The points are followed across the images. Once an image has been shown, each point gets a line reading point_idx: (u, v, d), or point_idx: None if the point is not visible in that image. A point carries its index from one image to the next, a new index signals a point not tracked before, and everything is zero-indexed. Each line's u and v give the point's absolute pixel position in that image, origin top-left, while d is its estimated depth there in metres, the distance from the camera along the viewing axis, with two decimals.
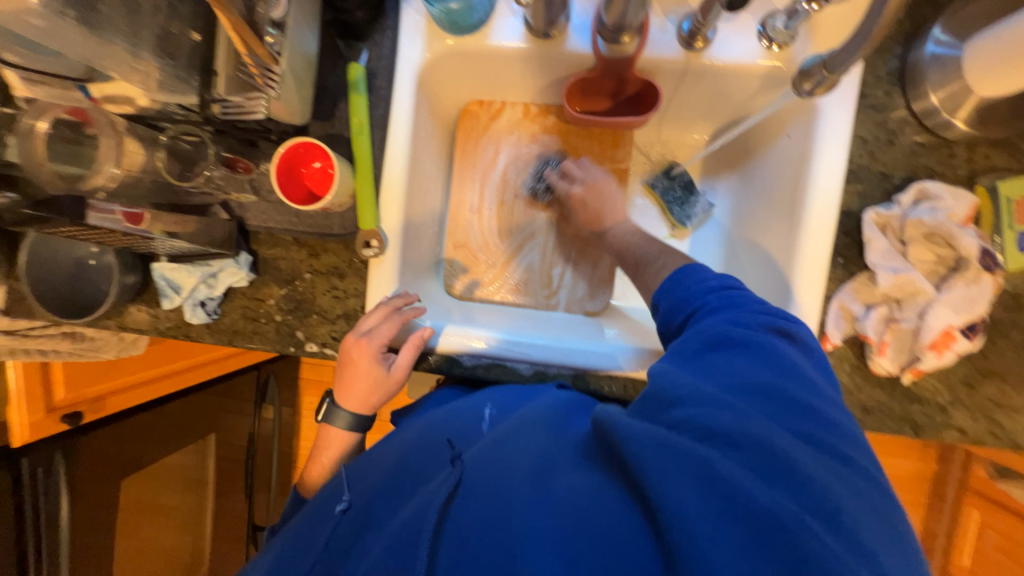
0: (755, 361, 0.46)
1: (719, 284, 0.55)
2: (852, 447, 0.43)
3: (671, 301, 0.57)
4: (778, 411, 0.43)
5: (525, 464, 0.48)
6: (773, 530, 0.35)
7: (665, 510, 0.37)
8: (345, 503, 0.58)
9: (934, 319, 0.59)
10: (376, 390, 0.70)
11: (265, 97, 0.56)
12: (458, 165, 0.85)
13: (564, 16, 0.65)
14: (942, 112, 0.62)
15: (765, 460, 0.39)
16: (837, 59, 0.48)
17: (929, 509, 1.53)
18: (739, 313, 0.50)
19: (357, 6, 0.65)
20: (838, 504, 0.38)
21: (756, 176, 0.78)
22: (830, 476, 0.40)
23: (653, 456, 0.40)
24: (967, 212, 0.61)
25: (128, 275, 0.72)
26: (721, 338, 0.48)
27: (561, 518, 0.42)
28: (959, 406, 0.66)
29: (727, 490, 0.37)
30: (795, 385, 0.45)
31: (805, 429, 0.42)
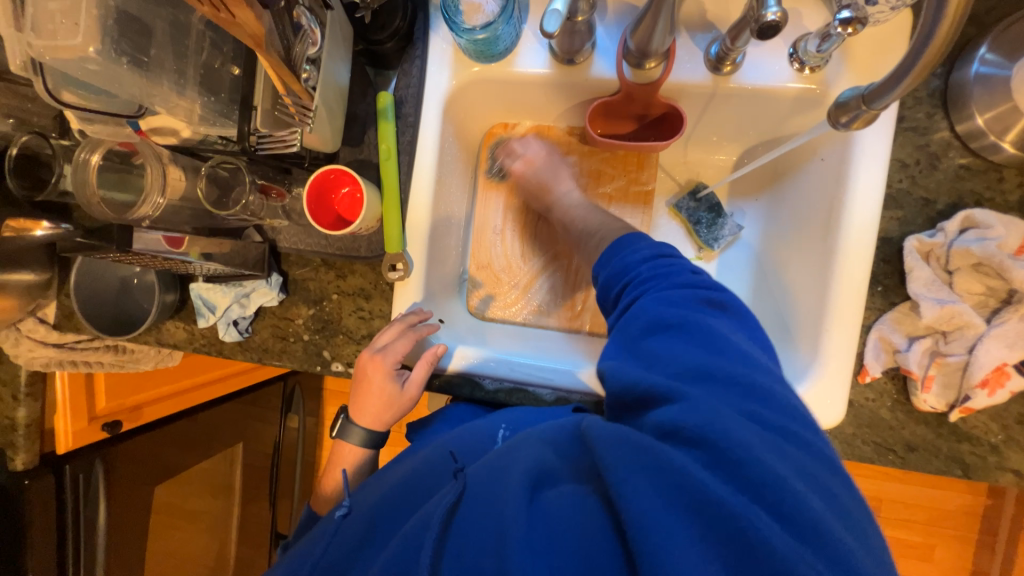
0: (695, 341, 0.47)
1: (652, 254, 0.56)
2: (806, 429, 0.43)
3: (609, 271, 0.59)
4: (734, 399, 0.43)
5: (511, 467, 0.46)
6: (726, 526, 0.35)
7: (628, 511, 0.37)
8: (345, 509, 0.62)
9: (985, 355, 0.56)
10: (391, 407, 0.70)
11: (300, 131, 0.58)
12: (482, 187, 0.85)
13: (589, 43, 0.66)
14: (990, 135, 0.59)
15: (719, 454, 0.39)
16: (876, 94, 0.47)
17: (980, 547, 1.42)
18: (675, 294, 0.51)
19: (387, 37, 0.67)
20: (796, 498, 0.37)
21: (787, 198, 0.76)
22: (789, 464, 0.39)
23: (618, 454, 0.40)
24: (1021, 242, 0.57)
25: (168, 294, 0.75)
26: (657, 321, 0.49)
27: (540, 525, 0.41)
28: (1015, 447, 0.62)
29: (688, 488, 0.37)
30: (741, 364, 0.45)
31: (760, 414, 0.42)
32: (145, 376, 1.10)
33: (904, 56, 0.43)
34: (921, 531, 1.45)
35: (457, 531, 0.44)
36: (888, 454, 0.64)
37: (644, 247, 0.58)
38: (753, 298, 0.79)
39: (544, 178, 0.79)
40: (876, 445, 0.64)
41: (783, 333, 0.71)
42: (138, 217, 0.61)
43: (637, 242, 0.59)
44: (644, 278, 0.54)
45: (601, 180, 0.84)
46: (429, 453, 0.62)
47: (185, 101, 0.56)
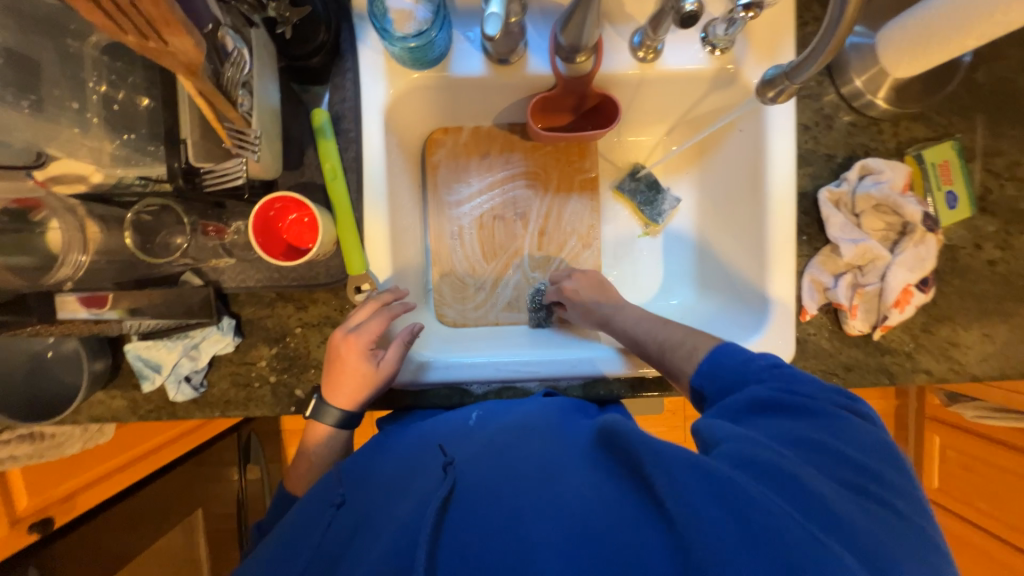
0: (805, 422, 0.49)
1: (768, 361, 0.55)
2: (900, 500, 0.44)
3: (720, 382, 0.57)
4: (821, 462, 0.45)
5: (530, 465, 0.50)
6: (797, 551, 0.37)
7: (677, 515, 0.40)
8: (341, 497, 0.57)
9: (894, 280, 0.66)
10: (367, 387, 0.67)
11: (245, 159, 0.54)
12: (432, 195, 0.84)
13: (522, 42, 0.68)
14: (866, 93, 0.70)
15: (796, 494, 0.41)
16: (798, 69, 0.55)
17: (897, 441, 1.69)
18: (799, 386, 0.52)
19: (312, 52, 0.64)
20: (870, 543, 0.40)
21: (716, 169, 0.83)
22: (868, 519, 0.41)
23: (692, 479, 0.41)
24: (904, 181, 0.68)
25: (97, 361, 0.66)
26: (769, 406, 0.51)
27: (568, 516, 0.44)
28: (923, 351, 0.74)
29: (767, 518, 0.39)
30: (850, 449, 0.47)
31: (844, 477, 0.45)
32: (75, 458, 0.97)
33: (816, 39, 0.50)
34: None
35: (458, 519, 0.46)
36: (833, 377, 0.73)
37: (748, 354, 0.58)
38: (700, 265, 0.86)
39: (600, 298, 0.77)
40: (823, 371, 0.73)
41: (733, 289, 0.79)
42: (59, 279, 0.57)
43: (734, 348, 0.59)
44: (757, 373, 0.55)
45: (548, 175, 0.86)
46: (412, 448, 0.60)
47: None
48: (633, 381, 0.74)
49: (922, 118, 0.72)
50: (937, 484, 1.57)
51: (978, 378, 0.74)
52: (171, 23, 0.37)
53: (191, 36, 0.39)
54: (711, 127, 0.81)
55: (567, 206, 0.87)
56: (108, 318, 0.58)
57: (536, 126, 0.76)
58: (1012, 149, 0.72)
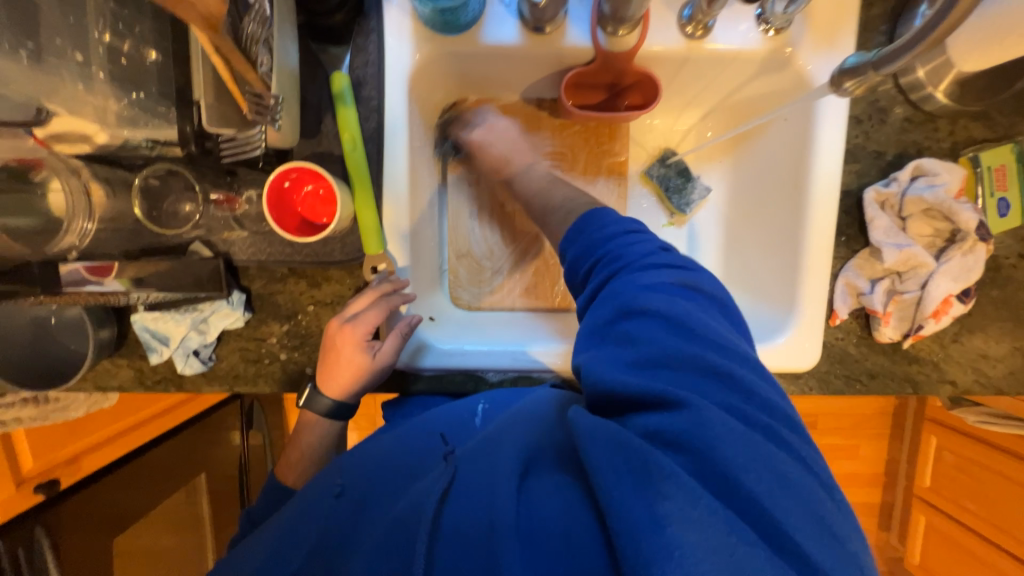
0: (672, 333, 0.45)
1: (620, 229, 0.52)
2: (767, 409, 0.44)
3: (578, 249, 0.54)
4: (710, 395, 0.43)
5: (511, 449, 0.50)
6: (696, 525, 0.37)
7: (612, 516, 0.40)
8: (340, 487, 0.56)
9: (936, 290, 0.63)
10: (360, 377, 0.64)
11: (262, 128, 0.51)
12: (452, 171, 0.80)
13: (562, 11, 0.62)
14: (927, 87, 0.65)
15: (697, 457, 0.40)
16: (888, 58, 0.52)
17: (893, 440, 1.71)
18: (652, 276, 0.48)
19: (335, 9, 0.59)
20: (761, 493, 0.39)
21: (751, 161, 0.79)
22: (767, 466, 0.40)
23: (603, 453, 0.43)
24: (960, 185, 0.64)
25: (102, 330, 0.63)
26: (631, 312, 0.46)
27: (532, 509, 0.45)
28: (951, 362, 0.72)
29: (670, 490, 0.39)
30: (727, 361, 0.44)
31: (733, 408, 0.43)
32: (76, 423, 0.95)
33: (919, 24, 0.46)
34: (847, 436, 1.70)
35: (460, 497, 0.47)
36: (855, 383, 0.72)
37: (613, 227, 0.53)
38: (725, 261, 0.83)
39: (504, 151, 0.73)
40: (847, 377, 0.72)
41: (759, 289, 0.76)
42: (64, 247, 0.53)
43: (606, 217, 0.54)
44: (621, 266, 0.49)
45: (575, 156, 0.82)
46: (422, 432, 0.60)
47: None
48: None
49: (983, 117, 0.67)
50: (927, 484, 1.60)
51: (1003, 392, 0.72)
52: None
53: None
54: (752, 118, 0.76)
55: (591, 190, 0.82)
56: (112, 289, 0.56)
57: (568, 103, 0.71)
58: None
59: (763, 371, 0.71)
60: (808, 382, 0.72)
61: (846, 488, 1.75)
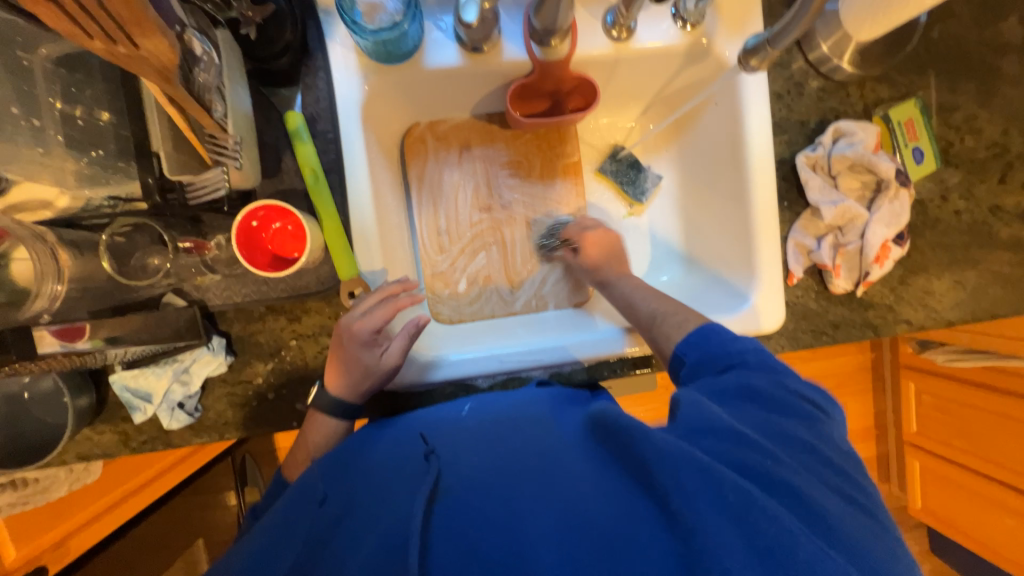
0: (779, 412, 0.52)
1: (751, 343, 0.59)
2: (863, 495, 0.48)
3: (699, 356, 0.60)
4: (803, 456, 0.48)
5: (524, 456, 0.53)
6: (792, 554, 0.40)
7: (697, 537, 0.41)
8: (322, 496, 0.56)
9: (873, 237, 0.69)
10: (368, 377, 0.66)
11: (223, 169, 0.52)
12: (416, 192, 0.83)
13: (496, 30, 0.67)
14: (833, 58, 0.72)
15: (789, 498, 0.44)
16: (780, 37, 0.59)
17: (877, 392, 1.79)
18: (772, 370, 0.56)
19: (280, 52, 0.61)
20: (848, 542, 0.43)
21: (694, 146, 0.84)
22: (852, 521, 0.45)
23: (694, 479, 0.43)
24: (876, 140, 0.71)
25: (80, 397, 0.62)
26: (758, 393, 0.53)
27: (554, 512, 0.46)
28: (902, 302, 0.78)
29: (772, 526, 0.41)
30: (818, 438, 0.50)
31: (835, 483, 0.47)
32: (60, 504, 0.92)
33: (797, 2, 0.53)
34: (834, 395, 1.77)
35: (467, 505, 0.48)
36: (822, 335, 0.77)
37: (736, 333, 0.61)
38: (686, 241, 0.88)
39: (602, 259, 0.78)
40: (813, 331, 0.77)
41: (721, 262, 0.81)
42: (34, 312, 0.53)
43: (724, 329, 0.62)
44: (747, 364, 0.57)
45: (531, 163, 0.86)
46: (408, 437, 0.60)
47: None
48: (631, 360, 0.77)
49: (885, 79, 0.75)
50: (915, 428, 1.67)
51: (953, 323, 0.78)
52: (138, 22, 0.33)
53: (163, 38, 0.36)
54: (686, 101, 0.82)
55: (551, 193, 0.86)
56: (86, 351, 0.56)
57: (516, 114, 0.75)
58: (968, 103, 0.76)
59: None
60: (779, 341, 0.76)
61: None
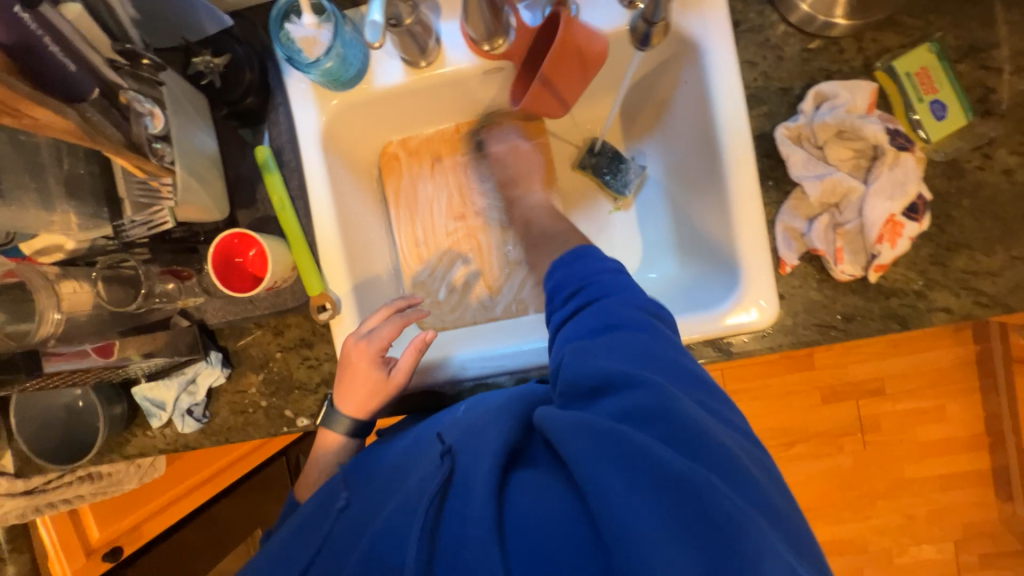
0: (650, 336, 0.51)
1: (613, 266, 0.58)
2: (731, 412, 0.50)
3: (570, 273, 0.59)
4: (686, 386, 0.48)
5: (487, 449, 0.48)
6: (688, 495, 0.39)
7: (603, 507, 0.40)
8: (343, 500, 0.57)
9: (873, 213, 0.59)
10: (377, 394, 0.68)
11: (170, 206, 0.60)
12: (394, 206, 0.86)
13: (433, 40, 0.68)
14: (818, 15, 0.63)
15: (673, 430, 0.44)
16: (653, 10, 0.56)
17: (985, 391, 1.50)
18: (633, 296, 0.55)
19: (244, 94, 0.68)
20: (736, 465, 0.43)
21: (672, 128, 0.78)
22: (732, 440, 0.46)
23: (581, 442, 0.44)
24: (868, 100, 0.61)
25: (113, 406, 0.74)
26: (613, 322, 0.52)
27: (514, 518, 0.43)
28: (937, 286, 0.64)
29: (655, 467, 0.41)
30: (685, 358, 0.51)
31: (707, 404, 0.48)
32: (134, 494, 1.11)
33: None
34: (927, 395, 1.51)
35: (447, 514, 0.45)
36: (830, 330, 0.66)
37: (600, 258, 0.59)
38: (675, 232, 0.81)
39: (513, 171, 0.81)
40: (818, 325, 0.67)
41: (710, 254, 0.73)
42: (43, 337, 0.60)
43: (596, 253, 0.60)
44: (602, 291, 0.55)
45: None
46: (407, 441, 0.61)
47: (57, 214, 0.58)
48: None
49: (890, 26, 0.64)
50: None
51: (1014, 309, 0.64)
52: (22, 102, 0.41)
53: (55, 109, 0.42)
54: (630, 68, 0.73)
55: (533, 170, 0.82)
56: (120, 363, 0.66)
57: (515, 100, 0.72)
58: (1012, 38, 0.62)
59: (718, 337, 0.67)
60: (775, 338, 0.67)
61: (943, 457, 1.53)
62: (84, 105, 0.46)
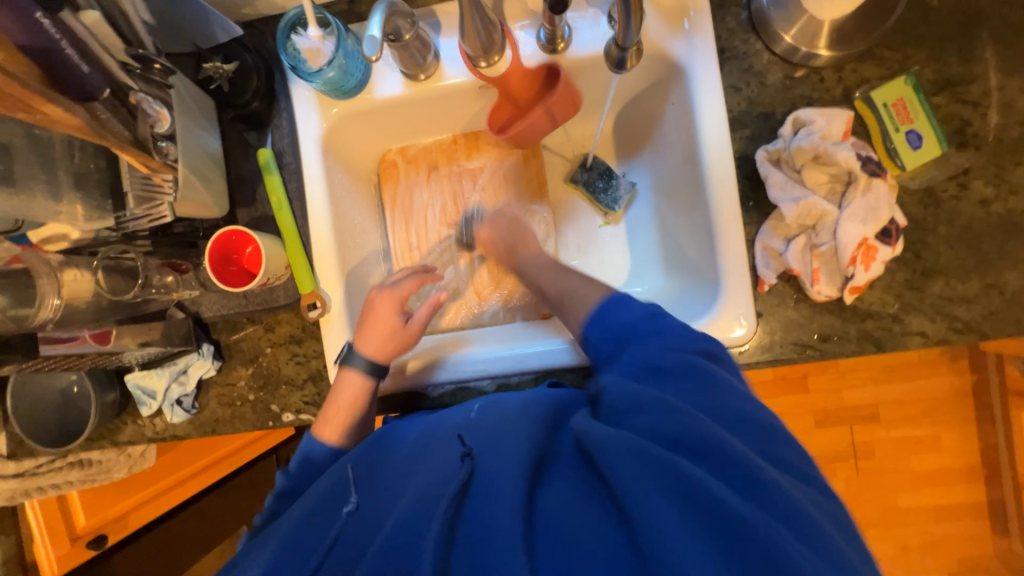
0: (705, 380, 0.51)
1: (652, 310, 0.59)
2: (799, 456, 0.48)
3: (617, 314, 0.60)
4: (741, 428, 0.48)
5: (517, 456, 0.48)
6: (741, 532, 0.38)
7: (645, 530, 0.39)
8: (352, 504, 0.54)
9: (847, 236, 0.61)
10: (393, 339, 0.71)
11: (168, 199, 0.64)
12: (390, 211, 0.89)
13: (431, 55, 0.71)
14: (801, 45, 0.65)
15: (726, 466, 0.43)
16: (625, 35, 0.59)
17: (981, 423, 1.48)
18: (680, 337, 0.55)
19: (250, 99, 0.71)
20: (800, 509, 0.41)
21: (661, 147, 0.80)
22: (794, 486, 0.44)
23: (623, 461, 0.43)
24: (843, 128, 0.64)
25: (106, 393, 0.76)
26: (661, 362, 0.53)
27: (546, 528, 0.43)
28: (913, 311, 0.66)
29: (706, 501, 0.40)
30: (744, 400, 0.50)
31: (766, 447, 0.47)
32: (122, 484, 1.12)
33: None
34: (922, 424, 1.50)
35: (469, 516, 0.45)
36: (807, 350, 0.67)
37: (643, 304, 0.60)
38: (663, 247, 0.83)
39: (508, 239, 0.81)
40: (795, 344, 0.68)
41: (692, 270, 0.75)
42: (42, 321, 0.62)
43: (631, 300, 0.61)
44: (646, 334, 0.57)
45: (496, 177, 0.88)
46: (423, 429, 0.59)
47: (64, 205, 0.61)
48: (586, 370, 0.72)
49: (869, 58, 0.66)
50: None
51: (988, 337, 0.64)
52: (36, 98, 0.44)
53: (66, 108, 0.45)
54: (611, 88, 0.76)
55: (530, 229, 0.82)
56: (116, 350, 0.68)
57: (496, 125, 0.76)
58: (987, 74, 0.64)
59: None
60: (752, 354, 0.68)
61: (936, 488, 1.51)
62: (96, 104, 0.51)
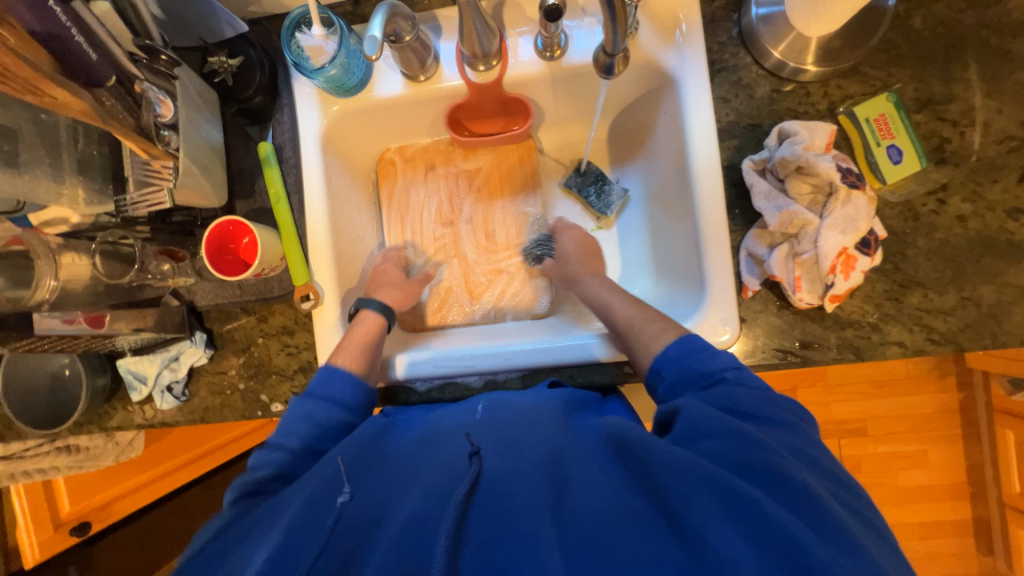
0: (784, 426, 0.52)
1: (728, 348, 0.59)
2: (873, 512, 0.49)
3: (686, 348, 0.60)
4: (818, 472, 0.48)
5: (535, 462, 0.50)
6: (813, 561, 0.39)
7: (716, 550, 0.40)
8: (347, 495, 0.52)
9: (828, 244, 0.62)
10: (404, 284, 0.81)
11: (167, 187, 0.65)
12: (387, 209, 0.90)
13: (431, 57, 0.73)
14: (787, 60, 0.68)
15: (797, 501, 0.44)
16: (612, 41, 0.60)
17: (968, 441, 1.50)
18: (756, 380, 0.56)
19: (253, 93, 0.73)
20: (868, 555, 0.42)
21: (654, 154, 0.82)
22: (865, 533, 0.45)
23: (692, 485, 0.44)
24: (825, 140, 0.65)
25: (97, 377, 0.77)
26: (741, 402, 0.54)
27: (572, 526, 0.45)
28: (891, 321, 0.67)
29: (783, 532, 0.41)
30: (818, 450, 0.51)
31: (837, 491, 0.48)
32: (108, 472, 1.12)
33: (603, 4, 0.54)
34: (910, 440, 1.51)
35: (484, 510, 0.47)
36: (788, 356, 0.69)
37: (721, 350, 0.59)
38: (652, 253, 0.85)
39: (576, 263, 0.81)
40: (777, 350, 0.69)
41: (680, 276, 0.76)
42: (38, 300, 0.63)
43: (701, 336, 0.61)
44: (726, 372, 0.57)
45: (493, 179, 0.90)
46: (427, 427, 0.60)
47: (66, 188, 0.63)
48: (572, 369, 0.74)
49: (853, 75, 0.69)
50: (1018, 489, 1.39)
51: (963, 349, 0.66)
52: (42, 81, 0.46)
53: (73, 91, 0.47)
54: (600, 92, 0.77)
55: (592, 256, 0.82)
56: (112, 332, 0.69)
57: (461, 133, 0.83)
58: (966, 94, 0.67)
59: None
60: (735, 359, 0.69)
61: (922, 505, 1.51)
62: (101, 90, 0.53)
